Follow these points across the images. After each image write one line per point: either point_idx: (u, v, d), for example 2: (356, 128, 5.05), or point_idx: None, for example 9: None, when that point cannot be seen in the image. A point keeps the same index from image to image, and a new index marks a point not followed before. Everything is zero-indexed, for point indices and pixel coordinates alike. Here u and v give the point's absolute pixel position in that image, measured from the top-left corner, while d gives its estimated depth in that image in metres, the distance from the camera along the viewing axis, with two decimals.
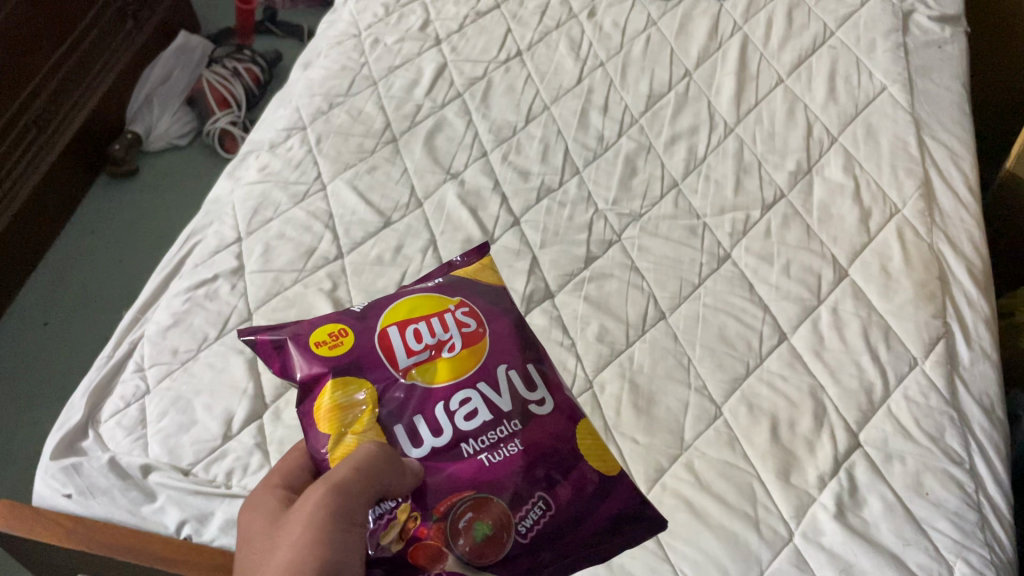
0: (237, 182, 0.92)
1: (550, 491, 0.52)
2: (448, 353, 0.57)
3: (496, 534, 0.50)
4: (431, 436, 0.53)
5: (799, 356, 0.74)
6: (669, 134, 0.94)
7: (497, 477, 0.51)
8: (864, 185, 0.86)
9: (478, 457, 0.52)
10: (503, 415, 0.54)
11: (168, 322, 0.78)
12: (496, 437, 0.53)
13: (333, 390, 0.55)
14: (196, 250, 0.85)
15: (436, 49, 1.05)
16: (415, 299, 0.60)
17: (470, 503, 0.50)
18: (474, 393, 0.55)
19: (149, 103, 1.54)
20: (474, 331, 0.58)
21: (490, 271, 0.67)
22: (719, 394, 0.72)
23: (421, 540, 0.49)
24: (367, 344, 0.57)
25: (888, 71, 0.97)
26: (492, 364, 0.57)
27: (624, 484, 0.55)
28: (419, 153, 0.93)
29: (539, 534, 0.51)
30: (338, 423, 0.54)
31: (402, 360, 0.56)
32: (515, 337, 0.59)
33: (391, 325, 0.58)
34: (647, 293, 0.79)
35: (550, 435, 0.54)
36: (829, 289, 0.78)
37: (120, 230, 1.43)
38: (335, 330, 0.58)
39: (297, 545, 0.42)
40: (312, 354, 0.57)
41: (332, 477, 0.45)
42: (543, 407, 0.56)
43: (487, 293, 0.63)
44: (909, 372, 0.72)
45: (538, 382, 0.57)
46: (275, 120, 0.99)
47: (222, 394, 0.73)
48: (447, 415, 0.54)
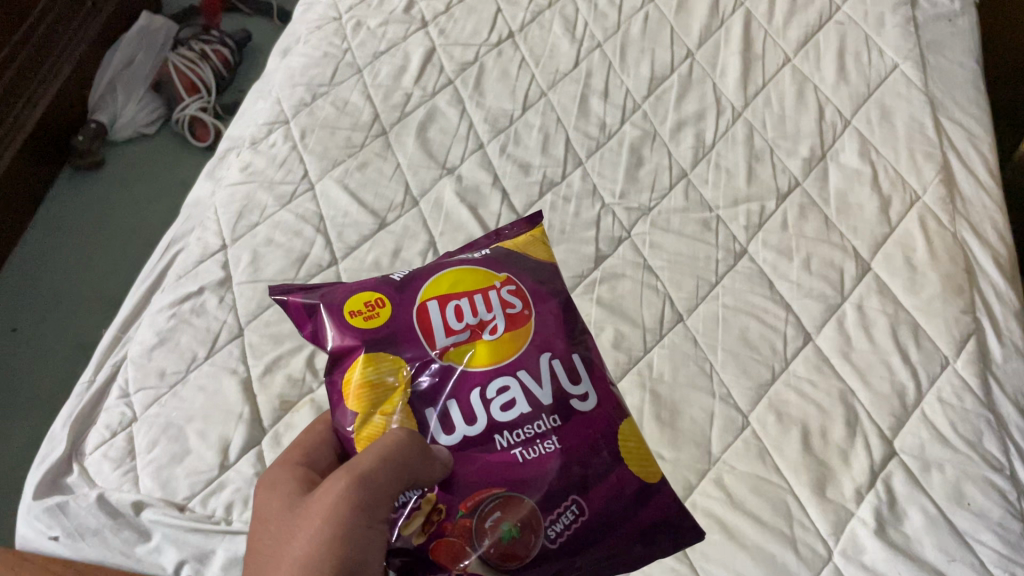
0: (219, 183, 0.86)
1: (584, 496, 0.50)
2: (488, 335, 0.54)
3: (522, 537, 0.48)
4: (465, 423, 0.51)
5: (826, 358, 0.70)
6: (674, 120, 0.89)
7: (532, 474, 0.50)
8: (881, 171, 0.83)
9: (511, 451, 0.50)
10: (542, 408, 0.52)
11: (153, 340, 0.73)
12: (533, 432, 0.51)
13: (364, 366, 0.53)
14: (178, 260, 0.80)
15: (423, 31, 0.99)
16: (459, 273, 0.58)
17: (497, 501, 0.49)
18: (513, 381, 0.53)
19: (113, 90, 1.46)
20: (519, 313, 0.56)
21: (540, 247, 0.64)
22: (745, 402, 0.68)
23: (444, 536, 0.48)
24: (404, 319, 0.55)
25: (899, 48, 0.93)
26: (535, 350, 0.55)
27: (661, 495, 0.53)
28: (412, 147, 0.88)
29: (568, 541, 0.49)
30: (368, 401, 0.52)
31: (441, 339, 0.54)
32: (559, 323, 0.57)
33: (430, 300, 0.56)
34: (662, 294, 0.76)
35: (590, 435, 0.52)
36: (852, 285, 0.74)
37: (89, 227, 1.36)
38: (372, 299, 0.56)
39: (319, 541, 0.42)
40: (346, 325, 0.55)
41: (357, 464, 0.45)
42: (585, 402, 0.54)
43: (536, 270, 0.61)
44: (942, 372, 0.69)
45: (582, 374, 0.55)
46: (254, 113, 0.93)
47: (216, 419, 0.68)
48: (482, 402, 0.52)
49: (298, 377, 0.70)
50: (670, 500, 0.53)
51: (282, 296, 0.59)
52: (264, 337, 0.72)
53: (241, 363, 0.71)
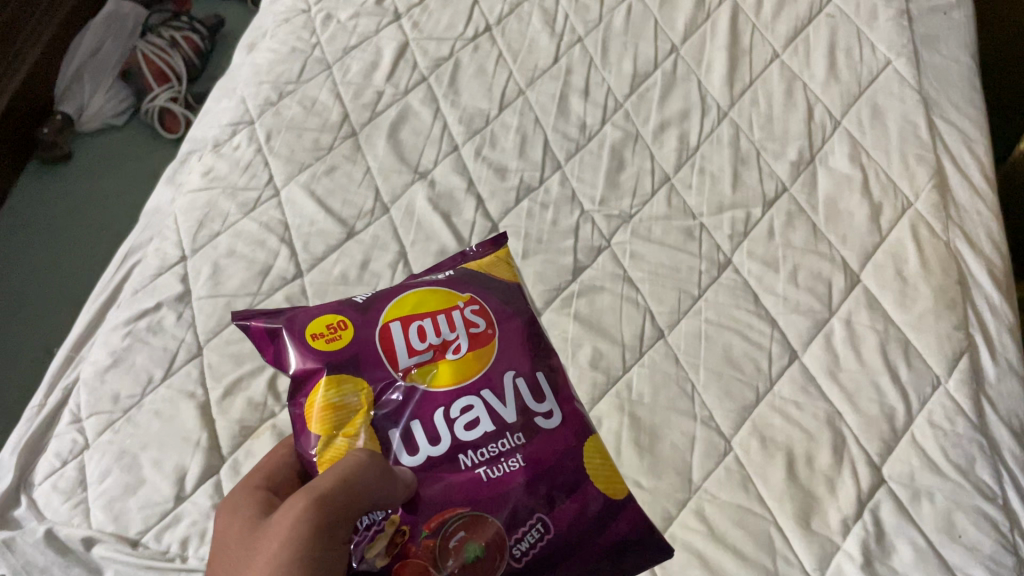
0: (179, 189, 0.82)
1: (549, 514, 0.50)
2: (452, 355, 0.54)
3: (487, 557, 0.47)
4: (429, 443, 0.50)
5: (813, 379, 0.67)
6: (657, 120, 0.85)
7: (497, 493, 0.49)
8: (872, 176, 0.79)
9: (476, 470, 0.50)
10: (506, 426, 0.52)
11: (107, 361, 0.69)
12: (498, 450, 0.50)
13: (327, 388, 0.52)
14: (135, 272, 0.76)
15: (395, 24, 0.95)
16: (422, 294, 0.58)
17: (462, 520, 0.48)
18: (477, 400, 0.52)
19: (80, 78, 1.40)
20: (482, 333, 0.56)
21: (505, 267, 0.64)
22: (728, 426, 0.65)
23: (409, 557, 0.47)
24: (367, 340, 0.54)
25: (892, 43, 0.89)
26: (499, 369, 0.54)
27: (628, 512, 0.53)
28: (383, 150, 0.84)
29: (534, 560, 0.49)
30: (331, 423, 0.51)
31: (403, 360, 0.53)
32: (524, 341, 0.57)
33: (393, 320, 0.56)
34: (643, 308, 0.72)
35: (554, 452, 0.52)
36: (840, 299, 0.71)
37: (56, 224, 1.31)
38: (334, 321, 0.55)
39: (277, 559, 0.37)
40: (307, 348, 0.54)
41: (315, 486, 0.41)
42: (550, 420, 0.53)
43: (500, 290, 0.61)
44: (933, 393, 0.66)
45: (546, 392, 0.55)
46: (218, 113, 0.88)
47: (172, 447, 0.64)
48: (446, 422, 0.51)
49: (259, 401, 0.67)
50: (636, 516, 0.53)
51: (243, 321, 0.58)
52: (224, 357, 0.69)
53: (199, 385, 0.68)
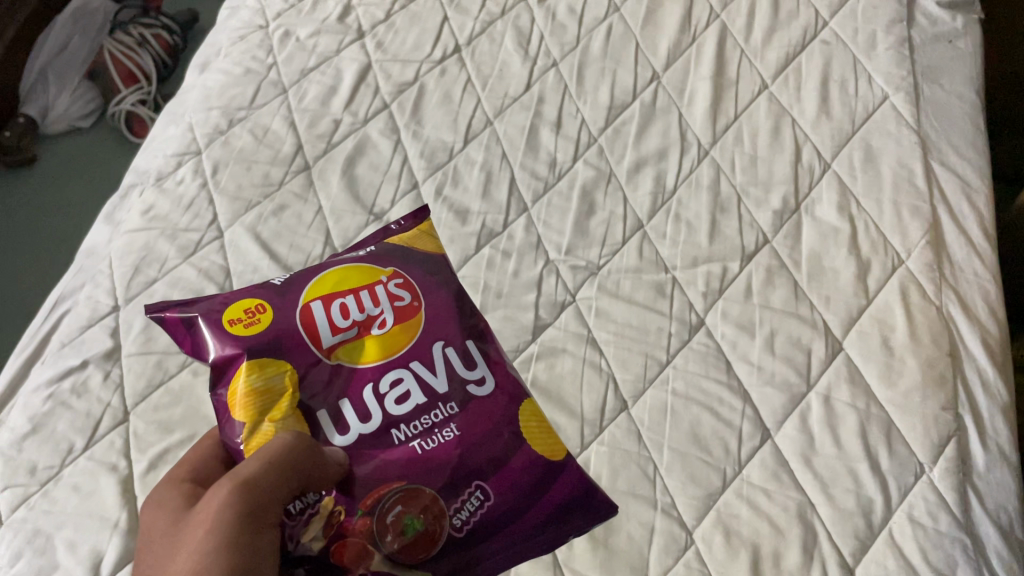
0: (116, 228, 0.77)
1: (488, 480, 0.48)
2: (378, 330, 0.52)
3: (428, 528, 0.46)
4: (359, 421, 0.49)
5: (785, 464, 0.62)
6: (633, 159, 0.79)
7: (432, 464, 0.48)
8: (861, 229, 0.73)
9: (410, 444, 0.48)
10: (438, 397, 0.50)
11: (26, 428, 0.64)
12: (430, 422, 0.49)
13: (248, 373, 0.49)
14: (64, 323, 0.71)
15: (359, 43, 0.88)
16: (342, 270, 0.55)
17: (399, 495, 0.46)
18: (407, 373, 0.51)
19: (44, 78, 1.34)
20: (408, 305, 0.54)
21: (429, 238, 0.61)
22: (690, 515, 0.60)
23: (346, 537, 0.45)
24: (287, 321, 0.51)
25: (890, 76, 0.82)
26: (427, 341, 0.52)
27: (570, 472, 0.52)
28: (337, 187, 0.78)
29: (476, 528, 0.47)
30: (254, 409, 0.48)
31: (327, 339, 0.51)
32: (453, 308, 0.55)
33: (314, 300, 0.53)
34: (606, 375, 0.67)
35: (490, 418, 0.51)
36: (820, 371, 0.66)
37: (18, 233, 1.27)
38: (252, 305, 0.52)
39: (203, 550, 0.38)
40: (224, 333, 0.50)
41: (240, 470, 0.42)
42: (483, 387, 0.52)
43: (426, 261, 0.58)
44: (915, 484, 0.61)
45: (477, 358, 0.53)
46: (163, 141, 0.82)
47: (89, 528, 0.60)
48: (375, 398, 0.50)
49: None
50: (577, 477, 0.52)
51: (156, 315, 0.54)
52: (151, 425, 0.64)
53: (123, 457, 0.63)
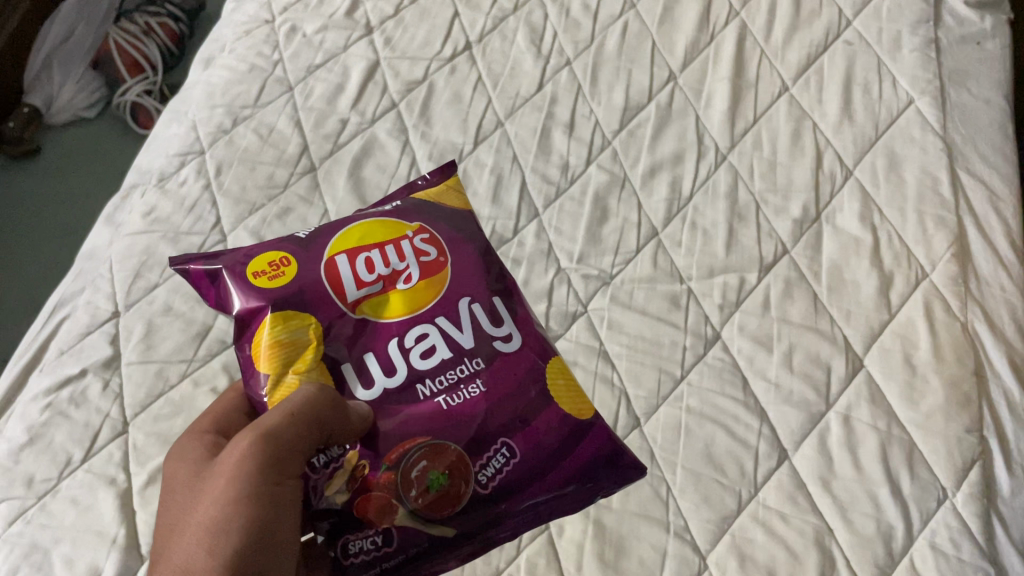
0: (117, 230, 0.75)
1: (515, 437, 0.47)
2: (403, 285, 0.50)
3: (453, 484, 0.45)
4: (384, 375, 0.47)
5: (803, 487, 0.60)
6: (648, 163, 0.77)
7: (457, 420, 0.46)
8: (884, 240, 0.70)
9: (435, 400, 0.47)
10: (464, 353, 0.48)
11: (23, 439, 0.63)
12: (457, 377, 0.47)
13: (272, 325, 0.47)
14: (63, 330, 0.69)
15: (366, 39, 0.85)
16: (367, 223, 0.53)
17: (423, 450, 0.45)
18: (432, 328, 0.49)
19: (49, 67, 1.31)
20: (435, 261, 0.52)
21: (455, 195, 0.59)
22: (704, 539, 0.58)
23: (370, 491, 0.44)
24: (311, 275, 0.49)
25: (915, 79, 0.79)
26: (453, 297, 0.50)
27: (598, 430, 0.50)
28: (343, 190, 0.76)
29: (502, 485, 0.46)
30: (278, 360, 0.46)
31: (352, 293, 0.49)
32: (479, 265, 0.53)
33: (339, 253, 0.51)
34: (618, 390, 0.64)
35: (517, 375, 0.49)
36: (839, 390, 0.64)
37: (21, 225, 1.25)
38: (276, 258, 0.50)
39: (223, 499, 0.37)
40: (248, 286, 0.48)
41: (263, 422, 0.40)
42: (510, 343, 0.50)
43: (452, 217, 0.56)
44: (937, 509, 0.59)
45: (504, 315, 0.51)
46: (165, 139, 0.80)
47: (87, 543, 0.58)
48: (401, 353, 0.48)
49: None
50: (605, 437, 0.50)
51: (178, 266, 0.52)
52: (151, 437, 0.63)
53: (121, 470, 0.62)
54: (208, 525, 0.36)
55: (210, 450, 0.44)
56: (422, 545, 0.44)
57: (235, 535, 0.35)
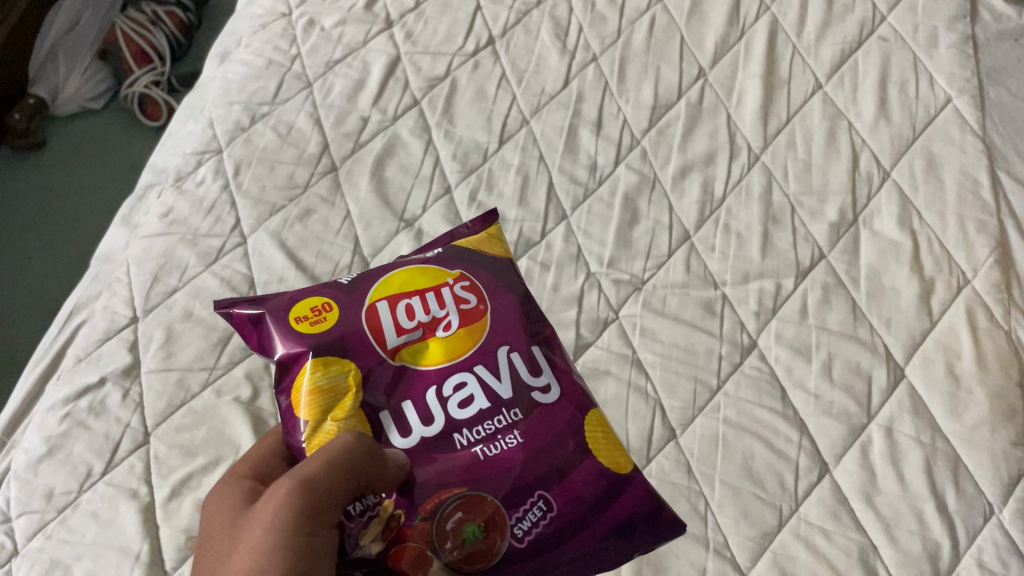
0: (133, 232, 0.73)
1: (551, 489, 0.45)
2: (442, 332, 0.49)
3: (491, 536, 0.42)
4: (421, 424, 0.45)
5: (845, 502, 0.58)
6: (678, 164, 0.74)
7: (493, 470, 0.44)
8: (923, 245, 0.69)
9: (472, 450, 0.45)
10: (502, 403, 0.47)
11: (41, 450, 0.61)
12: (494, 427, 0.46)
13: (312, 371, 0.45)
14: (79, 335, 0.67)
15: (387, 34, 0.83)
16: (409, 270, 0.52)
17: (459, 502, 0.43)
18: (470, 377, 0.47)
19: (54, 57, 1.28)
20: (474, 308, 0.50)
21: (497, 243, 0.57)
22: (745, 556, 0.57)
23: (404, 542, 0.42)
24: (352, 321, 0.48)
25: (953, 77, 0.77)
26: (493, 345, 0.49)
27: (636, 485, 0.47)
28: (365, 191, 0.74)
29: (537, 540, 0.43)
30: (317, 407, 0.45)
31: (392, 339, 0.48)
32: (519, 314, 0.52)
33: (380, 299, 0.49)
34: (653, 401, 0.63)
35: (555, 427, 0.47)
36: (880, 401, 0.62)
37: (28, 218, 1.23)
38: (318, 304, 0.49)
39: (261, 550, 0.36)
40: (290, 330, 0.47)
41: (302, 469, 0.39)
42: (548, 395, 0.48)
43: (492, 265, 0.54)
44: (984, 526, 0.57)
45: (542, 365, 0.50)
46: (182, 137, 0.78)
47: (109, 559, 0.57)
48: (438, 401, 0.46)
49: None
50: (643, 491, 0.48)
51: (224, 309, 0.51)
52: (174, 449, 0.61)
53: (143, 483, 0.60)
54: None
55: (246, 494, 0.42)
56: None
57: None
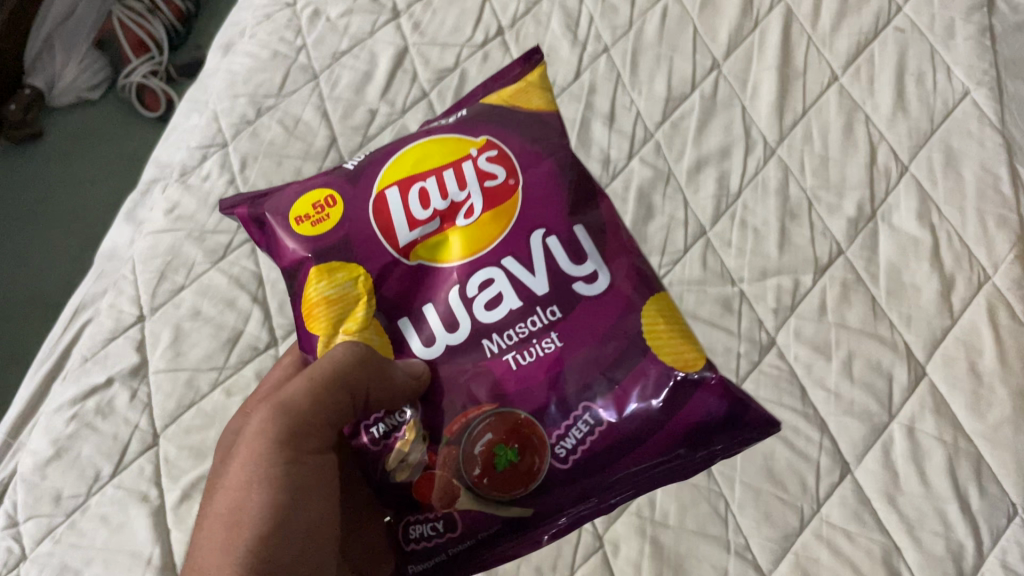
0: (139, 228, 0.71)
1: (598, 402, 0.43)
2: (463, 221, 0.48)
3: (523, 461, 0.43)
4: (446, 331, 0.46)
5: (867, 503, 0.59)
6: (693, 158, 0.73)
7: (527, 382, 0.44)
8: (943, 241, 0.68)
9: (503, 358, 0.45)
10: (537, 300, 0.45)
11: (48, 452, 0.61)
12: (527, 331, 0.45)
13: (318, 280, 0.47)
14: (85, 334, 0.66)
15: (393, 24, 0.80)
16: (427, 147, 0.50)
17: (488, 423, 0.44)
18: (498, 273, 0.46)
19: (50, 46, 1.23)
20: (502, 185, 0.48)
21: (538, 89, 0.53)
22: (765, 558, 0.57)
23: (432, 467, 0.44)
24: (357, 216, 0.48)
25: (972, 69, 0.75)
26: (525, 228, 0.47)
27: (712, 386, 0.43)
28: None
29: (585, 457, 0.43)
30: (330, 317, 0.47)
31: (405, 234, 0.47)
32: (559, 185, 0.48)
33: (390, 187, 0.49)
34: None
35: (601, 325, 0.45)
36: (902, 400, 0.62)
37: (24, 212, 1.22)
38: (321, 199, 0.49)
39: (244, 478, 0.42)
40: (293, 234, 0.49)
41: (284, 397, 0.44)
42: (593, 284, 0.46)
43: (528, 124, 0.51)
44: (1007, 525, 0.58)
45: (587, 250, 0.47)
46: (186, 131, 0.76)
47: (120, 564, 0.57)
48: (462, 302, 0.46)
49: None
50: (722, 389, 0.43)
51: (230, 209, 0.53)
52: (184, 450, 0.61)
53: (153, 485, 0.60)
54: (231, 503, 0.42)
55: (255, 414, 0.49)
56: (492, 529, 0.44)
57: (253, 511, 0.41)
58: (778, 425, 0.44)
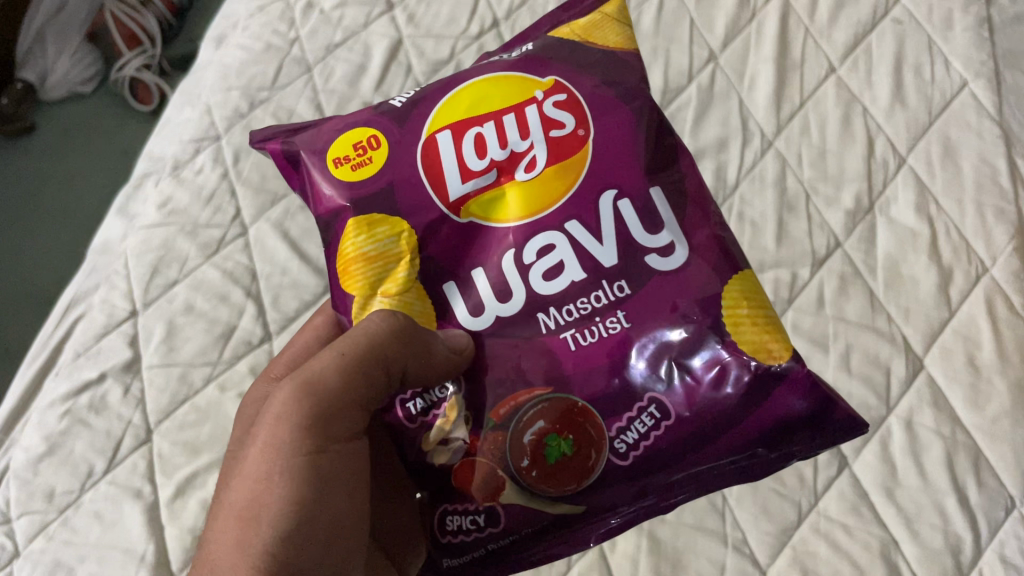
0: (132, 223, 0.70)
1: (666, 394, 0.43)
2: (523, 175, 0.47)
3: (577, 455, 0.43)
4: (498, 301, 0.45)
5: (865, 496, 0.59)
6: (690, 150, 0.72)
7: (588, 364, 0.44)
8: (942, 233, 0.67)
9: (561, 337, 0.44)
10: (603, 273, 0.45)
11: (41, 448, 0.61)
12: (589, 307, 0.44)
13: (358, 234, 0.47)
14: (77, 330, 0.65)
15: (388, 16, 0.79)
16: (486, 91, 0.50)
17: (539, 411, 0.44)
18: (560, 238, 0.46)
19: (42, 40, 1.21)
20: (570, 135, 0.48)
21: (612, 32, 0.53)
22: (764, 552, 0.57)
23: (473, 454, 0.44)
24: (403, 161, 0.48)
25: (969, 60, 0.74)
26: (593, 190, 0.46)
27: (792, 381, 0.42)
28: None
29: (648, 452, 0.43)
30: (369, 277, 0.47)
31: (458, 186, 0.47)
32: (632, 144, 0.47)
33: (443, 131, 0.48)
34: None
35: (676, 299, 0.44)
36: (900, 392, 0.62)
37: (16, 207, 1.21)
38: (364, 139, 0.49)
39: (266, 466, 0.41)
40: (331, 176, 0.49)
41: (311, 378, 0.43)
42: (667, 256, 0.45)
43: (603, 64, 0.51)
44: (1006, 518, 0.58)
45: (663, 220, 0.46)
46: (178, 125, 0.75)
47: (113, 561, 0.58)
48: (518, 267, 0.46)
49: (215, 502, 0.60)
50: (806, 386, 0.42)
51: (262, 145, 0.54)
52: (178, 447, 0.61)
53: (147, 481, 0.60)
54: (253, 492, 0.41)
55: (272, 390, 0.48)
56: (537, 525, 0.44)
57: (276, 502, 0.40)
58: (861, 425, 0.43)
